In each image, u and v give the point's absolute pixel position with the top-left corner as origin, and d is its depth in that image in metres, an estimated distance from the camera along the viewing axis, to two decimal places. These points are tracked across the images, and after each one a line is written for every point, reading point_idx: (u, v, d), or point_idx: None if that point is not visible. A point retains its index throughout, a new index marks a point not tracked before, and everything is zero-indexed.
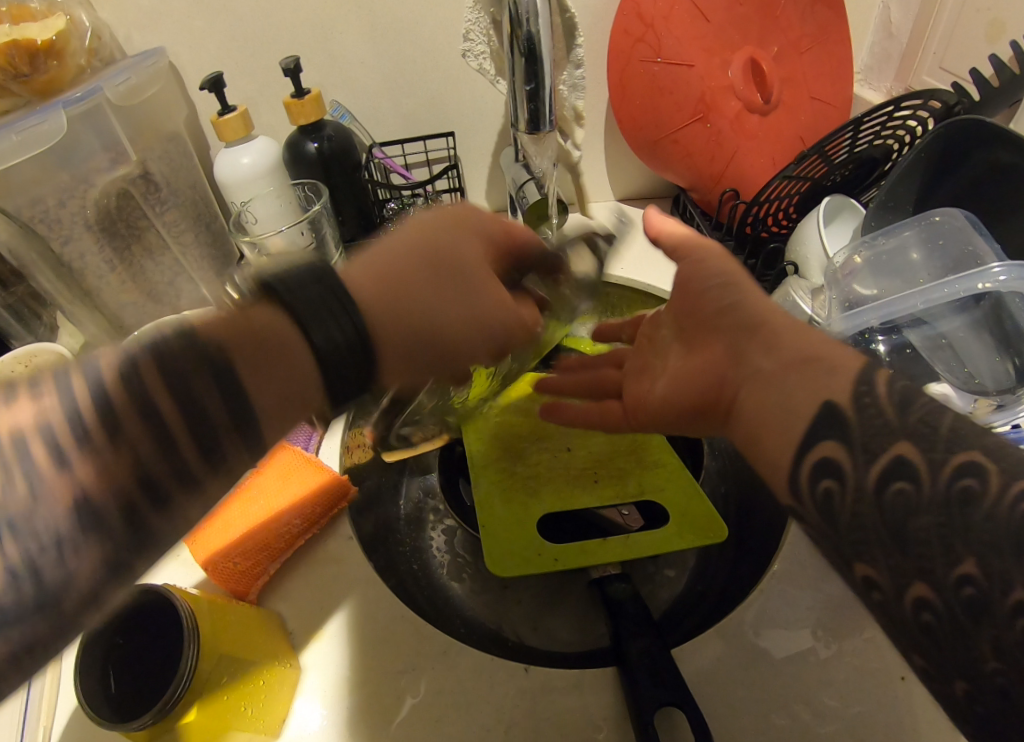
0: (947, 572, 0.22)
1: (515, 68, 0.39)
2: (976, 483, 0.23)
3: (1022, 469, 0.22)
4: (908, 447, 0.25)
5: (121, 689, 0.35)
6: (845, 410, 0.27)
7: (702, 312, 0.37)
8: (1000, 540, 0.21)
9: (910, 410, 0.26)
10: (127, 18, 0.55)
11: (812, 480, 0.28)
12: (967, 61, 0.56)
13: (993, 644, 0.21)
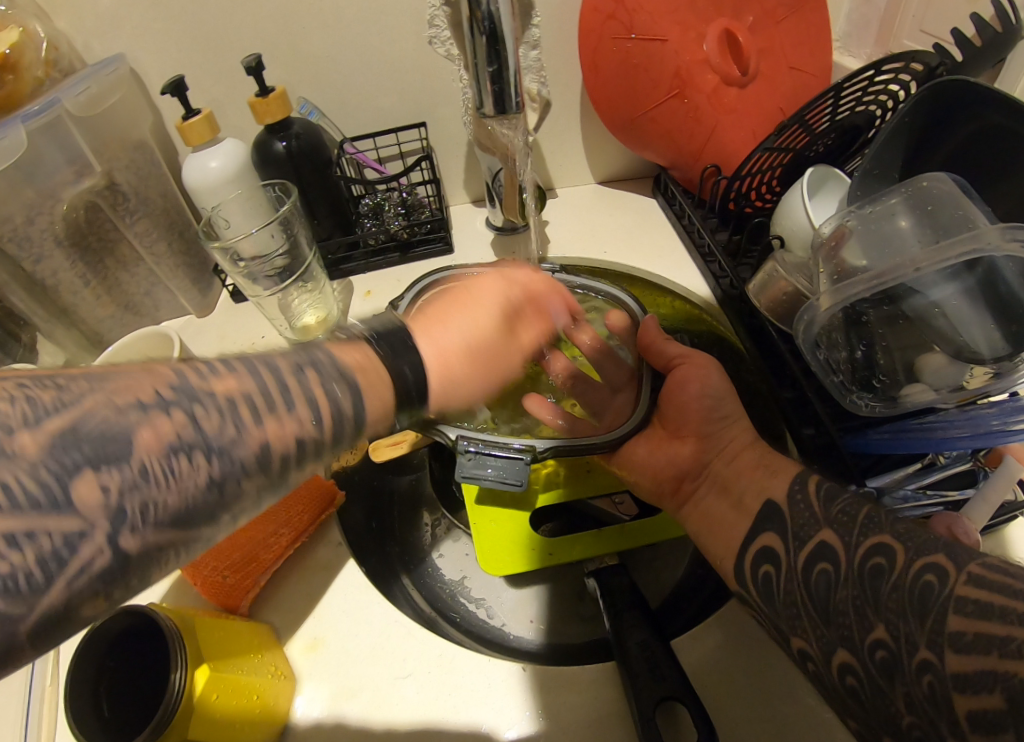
0: (864, 637, 0.30)
1: (477, 51, 0.38)
2: (934, 581, 0.28)
3: (924, 550, 0.29)
4: (832, 537, 0.34)
5: (115, 711, 0.34)
6: (782, 507, 0.38)
7: (699, 426, 0.45)
8: (907, 608, 0.28)
9: (832, 507, 0.35)
10: (83, 25, 0.54)
11: (756, 565, 0.37)
12: (947, 21, 0.54)
13: (905, 699, 0.27)
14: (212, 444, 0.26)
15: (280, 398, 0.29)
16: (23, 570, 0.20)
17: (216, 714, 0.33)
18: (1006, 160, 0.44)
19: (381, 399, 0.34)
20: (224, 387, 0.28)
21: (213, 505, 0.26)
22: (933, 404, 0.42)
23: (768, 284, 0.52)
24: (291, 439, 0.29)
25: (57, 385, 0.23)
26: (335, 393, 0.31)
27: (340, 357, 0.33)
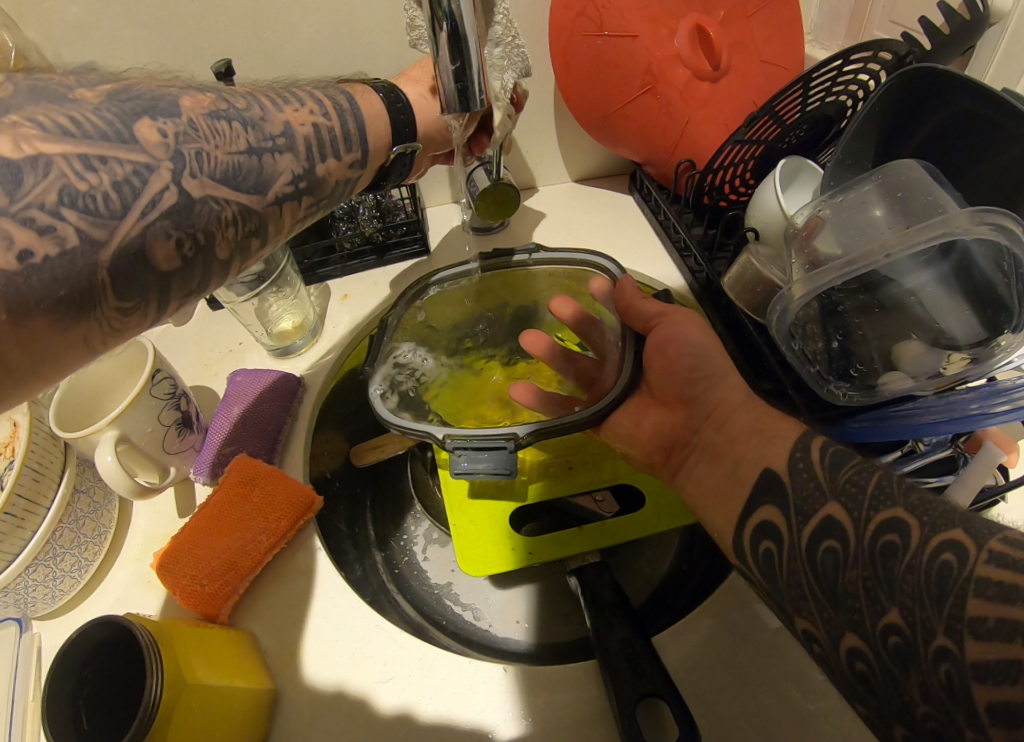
0: (876, 621, 0.29)
1: (439, 49, 0.38)
2: (952, 560, 0.26)
3: (941, 525, 0.28)
4: (838, 509, 0.32)
5: (92, 725, 0.33)
6: (783, 478, 0.36)
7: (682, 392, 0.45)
8: (922, 591, 0.27)
9: (839, 474, 0.34)
10: (51, 34, 0.53)
11: (756, 538, 0.37)
12: (915, 10, 0.55)
13: (921, 689, 0.26)
14: (246, 119, 0.35)
15: (302, 98, 0.40)
16: (98, 191, 0.27)
17: (198, 720, 0.33)
18: (974, 147, 0.44)
19: (376, 111, 0.45)
20: (284, 117, 0.38)
21: (266, 150, 0.36)
22: (912, 392, 0.42)
23: (741, 279, 0.50)
24: (310, 123, 0.39)
25: (81, 88, 0.29)
26: (345, 116, 0.42)
27: (327, 102, 0.42)
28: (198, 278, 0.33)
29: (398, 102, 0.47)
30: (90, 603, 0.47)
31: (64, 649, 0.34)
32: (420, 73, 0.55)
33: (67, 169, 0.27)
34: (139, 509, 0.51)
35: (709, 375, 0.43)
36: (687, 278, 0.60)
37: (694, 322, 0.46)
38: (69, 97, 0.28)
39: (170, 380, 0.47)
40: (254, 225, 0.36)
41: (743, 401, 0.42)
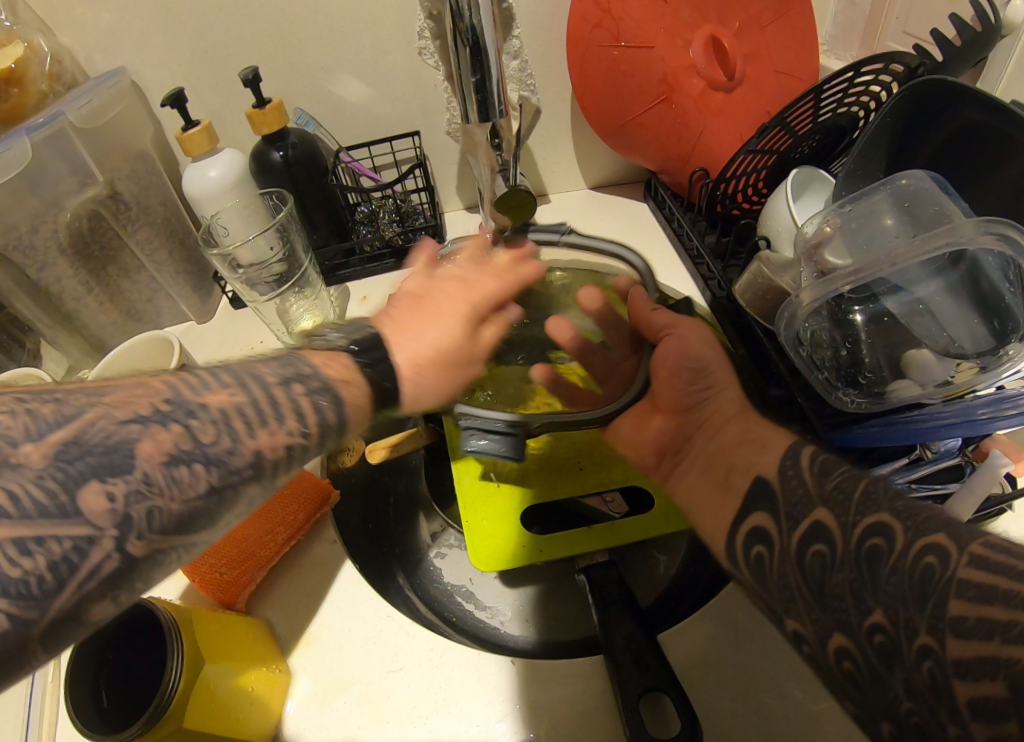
0: (862, 620, 0.27)
1: (460, 61, 0.39)
2: (936, 563, 0.25)
3: (926, 529, 0.26)
4: (826, 517, 0.31)
5: (112, 702, 0.35)
6: (772, 485, 0.35)
7: (680, 402, 0.44)
8: (904, 591, 0.26)
9: (827, 481, 0.32)
10: (84, 40, 0.55)
11: (748, 546, 0.35)
12: (929, 21, 0.55)
13: (905, 685, 0.25)
14: (210, 457, 0.26)
15: (284, 398, 0.29)
16: (33, 577, 0.21)
17: (210, 705, 0.34)
18: (985, 159, 0.44)
19: (348, 373, 0.32)
20: (254, 448, 0.28)
21: (231, 487, 0.27)
22: (920, 400, 0.42)
23: (752, 285, 0.51)
24: (286, 444, 0.29)
25: (58, 399, 0.24)
26: (329, 411, 0.31)
27: (324, 369, 0.32)
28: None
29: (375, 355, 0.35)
30: None
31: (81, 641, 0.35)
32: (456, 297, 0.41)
33: (2, 554, 0.21)
34: None
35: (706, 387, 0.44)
36: (702, 290, 0.60)
37: (702, 334, 0.46)
38: (5, 465, 0.22)
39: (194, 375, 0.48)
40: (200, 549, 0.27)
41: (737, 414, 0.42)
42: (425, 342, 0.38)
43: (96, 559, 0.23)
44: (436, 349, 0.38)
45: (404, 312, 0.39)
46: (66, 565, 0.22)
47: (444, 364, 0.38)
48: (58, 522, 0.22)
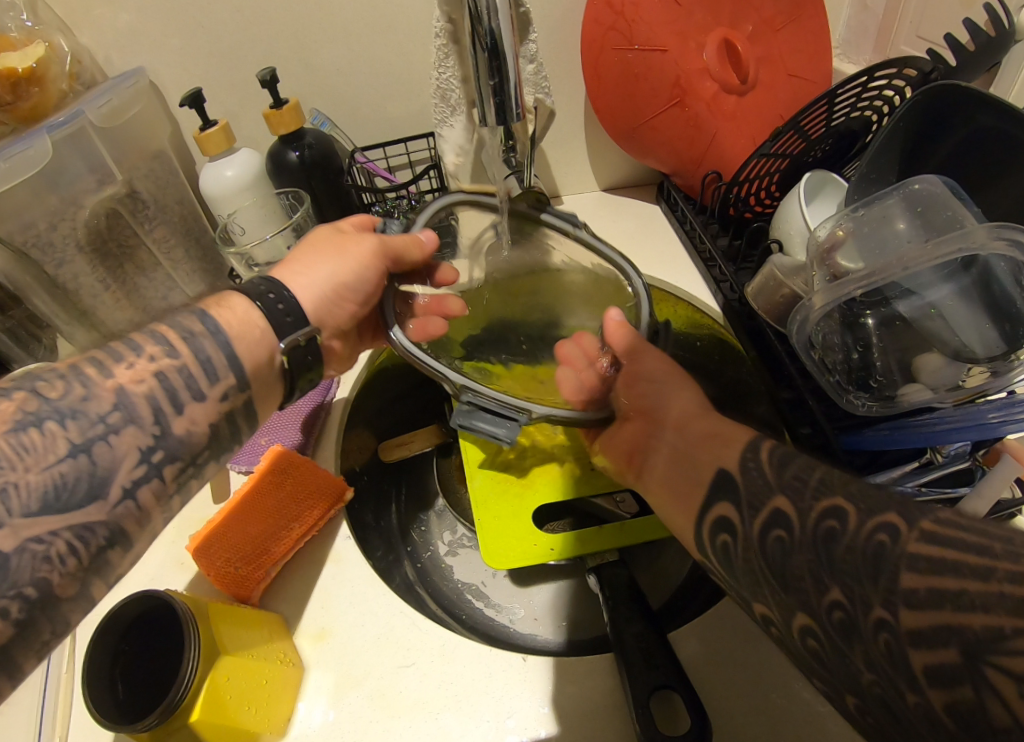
0: (820, 599, 0.27)
1: (479, 65, 0.40)
2: (887, 539, 0.25)
3: (877, 508, 0.27)
4: (784, 504, 0.31)
5: (128, 694, 0.35)
6: (736, 477, 0.35)
7: (669, 406, 0.45)
8: (858, 570, 0.26)
9: (785, 471, 0.32)
10: (104, 40, 0.56)
11: (715, 533, 0.35)
12: (942, 26, 0.55)
13: (866, 659, 0.25)
14: (63, 411, 0.29)
15: (141, 342, 0.33)
16: None
17: (229, 694, 0.35)
18: (1000, 164, 0.45)
19: (246, 317, 0.37)
20: (106, 392, 0.31)
21: (97, 439, 0.30)
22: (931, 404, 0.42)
23: (765, 288, 0.51)
24: (151, 376, 0.32)
25: None
26: (200, 344, 0.34)
27: (221, 318, 0.36)
28: (49, 630, 0.28)
29: (279, 301, 0.39)
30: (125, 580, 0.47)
31: (103, 623, 0.36)
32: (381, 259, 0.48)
33: None
34: None
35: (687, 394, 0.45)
36: (713, 293, 0.60)
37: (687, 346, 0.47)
38: None
39: None
40: (112, 529, 0.30)
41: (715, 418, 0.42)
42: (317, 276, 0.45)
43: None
44: (333, 277, 0.46)
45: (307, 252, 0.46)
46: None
47: (341, 291, 0.46)
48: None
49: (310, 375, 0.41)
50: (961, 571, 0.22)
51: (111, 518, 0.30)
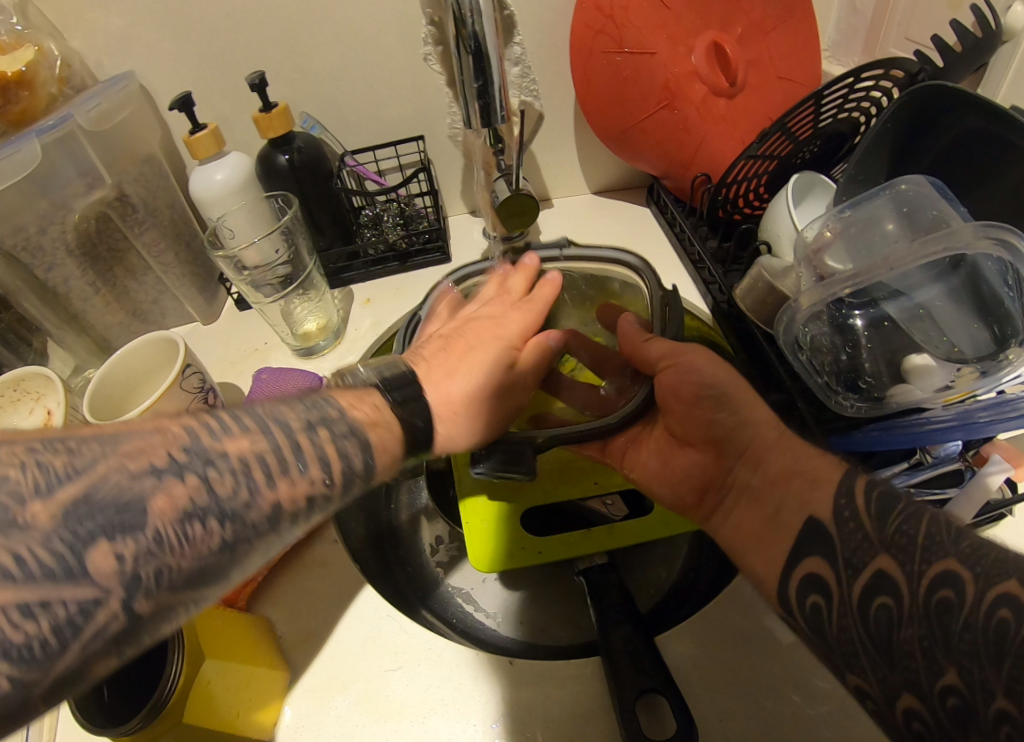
0: (932, 682, 0.27)
1: (464, 67, 0.40)
2: (1010, 617, 0.25)
3: (994, 577, 0.26)
4: (889, 562, 0.31)
5: (112, 698, 0.35)
6: (828, 527, 0.35)
7: (715, 430, 0.45)
8: (979, 650, 0.25)
9: (887, 525, 0.32)
10: (94, 44, 0.56)
11: (803, 592, 0.35)
12: (929, 28, 0.56)
13: None
14: (226, 509, 0.27)
15: (304, 454, 0.31)
16: (36, 641, 0.21)
17: (212, 701, 0.34)
18: (987, 163, 0.45)
19: (390, 434, 0.36)
20: (271, 498, 0.29)
21: (242, 541, 0.28)
22: (920, 405, 0.42)
23: (753, 290, 0.51)
24: (304, 495, 0.30)
25: (69, 450, 0.25)
26: (346, 452, 0.32)
27: (351, 414, 0.34)
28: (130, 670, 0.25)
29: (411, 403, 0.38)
30: None
31: None
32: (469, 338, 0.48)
33: (7, 618, 0.21)
34: None
35: (734, 408, 0.44)
36: (703, 294, 0.61)
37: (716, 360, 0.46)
38: (15, 525, 0.22)
39: (199, 376, 0.49)
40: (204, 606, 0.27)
41: (778, 439, 0.42)
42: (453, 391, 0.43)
43: (97, 613, 0.23)
44: (460, 394, 0.43)
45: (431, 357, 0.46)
46: (71, 629, 0.22)
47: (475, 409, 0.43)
48: (64, 585, 0.22)
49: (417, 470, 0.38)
50: None
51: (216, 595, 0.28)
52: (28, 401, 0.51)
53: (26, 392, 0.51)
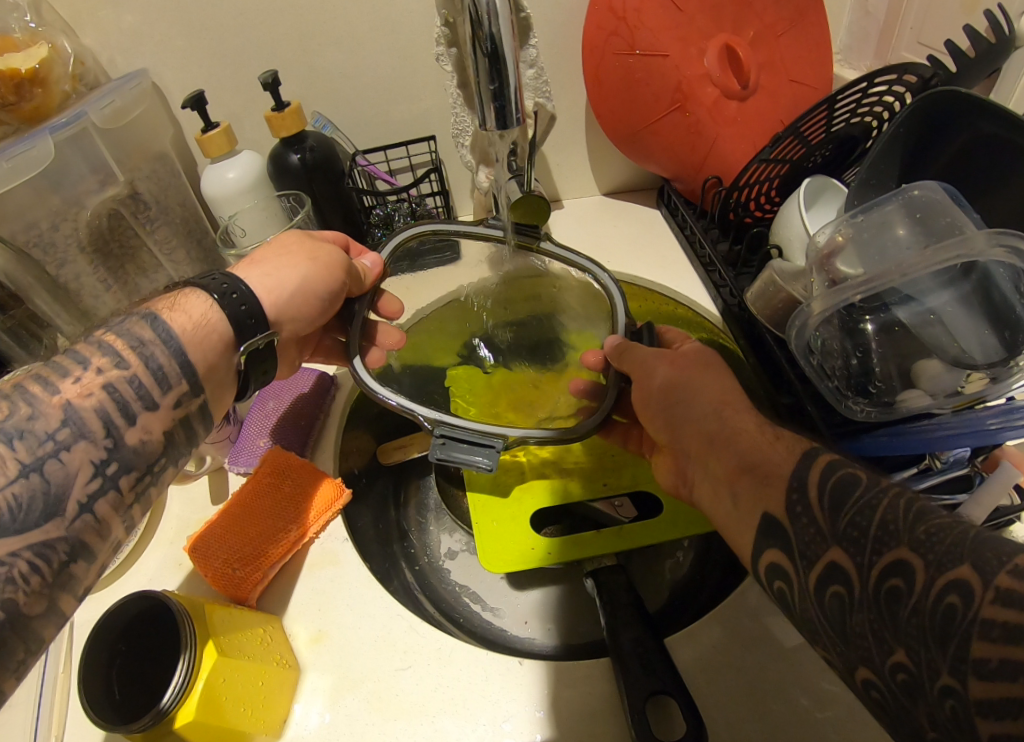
0: (884, 659, 0.27)
1: (479, 70, 0.40)
2: (957, 603, 0.24)
3: (946, 563, 0.25)
4: (841, 554, 0.30)
5: (123, 695, 0.34)
6: (783, 522, 0.34)
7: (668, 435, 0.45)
8: (924, 632, 0.25)
9: (839, 516, 0.31)
10: (106, 42, 0.56)
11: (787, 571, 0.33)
12: (943, 32, 0.56)
13: (929, 718, 0.25)
14: (9, 431, 0.28)
15: (87, 354, 0.32)
16: None
17: (224, 696, 0.34)
18: (1000, 169, 0.44)
19: (207, 316, 0.36)
20: (65, 398, 0.30)
21: (48, 456, 0.29)
22: (931, 410, 0.42)
23: (764, 294, 0.51)
24: (99, 387, 0.31)
25: None
26: (152, 354, 0.33)
27: (169, 324, 0.35)
28: (24, 649, 0.27)
29: (233, 293, 0.38)
30: (123, 581, 0.46)
31: (99, 625, 0.35)
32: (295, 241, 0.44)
33: None
34: (173, 497, 0.51)
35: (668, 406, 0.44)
36: (713, 297, 0.60)
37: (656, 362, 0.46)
38: None
39: None
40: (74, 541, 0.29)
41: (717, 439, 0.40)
42: (294, 275, 0.42)
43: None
44: (300, 283, 0.43)
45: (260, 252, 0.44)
46: None
47: (306, 295, 0.43)
48: None
49: (265, 369, 0.41)
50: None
51: (70, 535, 0.29)
52: None
53: None
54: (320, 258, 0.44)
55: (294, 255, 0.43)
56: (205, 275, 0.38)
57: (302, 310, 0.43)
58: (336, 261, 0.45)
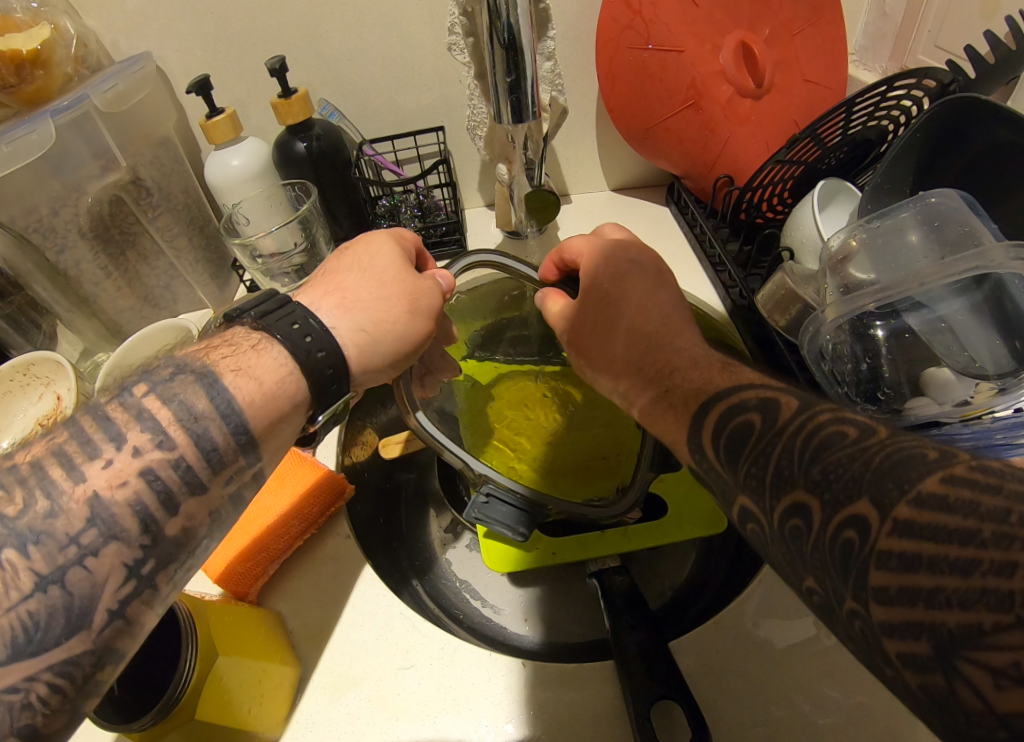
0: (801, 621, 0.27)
1: (495, 60, 0.39)
2: (854, 537, 0.25)
3: (844, 501, 0.26)
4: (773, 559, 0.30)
5: (125, 690, 0.34)
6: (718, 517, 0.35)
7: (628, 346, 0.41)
8: (827, 565, 0.26)
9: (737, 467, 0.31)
10: (109, 24, 0.55)
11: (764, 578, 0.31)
12: (962, 35, 0.55)
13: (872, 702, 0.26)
14: (29, 535, 0.26)
15: (124, 429, 0.29)
16: None
17: (224, 695, 0.34)
18: (1017, 175, 0.44)
19: (282, 382, 0.34)
20: (89, 490, 0.27)
21: (71, 564, 0.26)
22: (939, 419, 0.42)
23: (774, 295, 0.51)
24: (137, 474, 0.28)
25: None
26: (206, 429, 0.30)
27: (235, 392, 0.32)
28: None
29: (319, 349, 0.35)
30: None
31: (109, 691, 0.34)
32: (402, 288, 0.40)
33: None
34: None
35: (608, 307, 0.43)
36: (721, 296, 0.60)
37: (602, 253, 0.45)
38: None
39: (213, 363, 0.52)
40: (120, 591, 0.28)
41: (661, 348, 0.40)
42: (391, 331, 0.39)
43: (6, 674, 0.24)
44: (398, 340, 0.39)
45: (368, 291, 0.40)
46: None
47: (398, 357, 0.40)
48: None
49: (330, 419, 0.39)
50: (936, 567, 0.22)
51: (97, 646, 0.27)
52: (41, 386, 0.51)
53: (36, 376, 0.51)
54: (419, 309, 0.41)
55: (399, 308, 0.40)
56: (280, 310, 0.36)
57: (390, 369, 0.40)
58: (433, 313, 0.42)
